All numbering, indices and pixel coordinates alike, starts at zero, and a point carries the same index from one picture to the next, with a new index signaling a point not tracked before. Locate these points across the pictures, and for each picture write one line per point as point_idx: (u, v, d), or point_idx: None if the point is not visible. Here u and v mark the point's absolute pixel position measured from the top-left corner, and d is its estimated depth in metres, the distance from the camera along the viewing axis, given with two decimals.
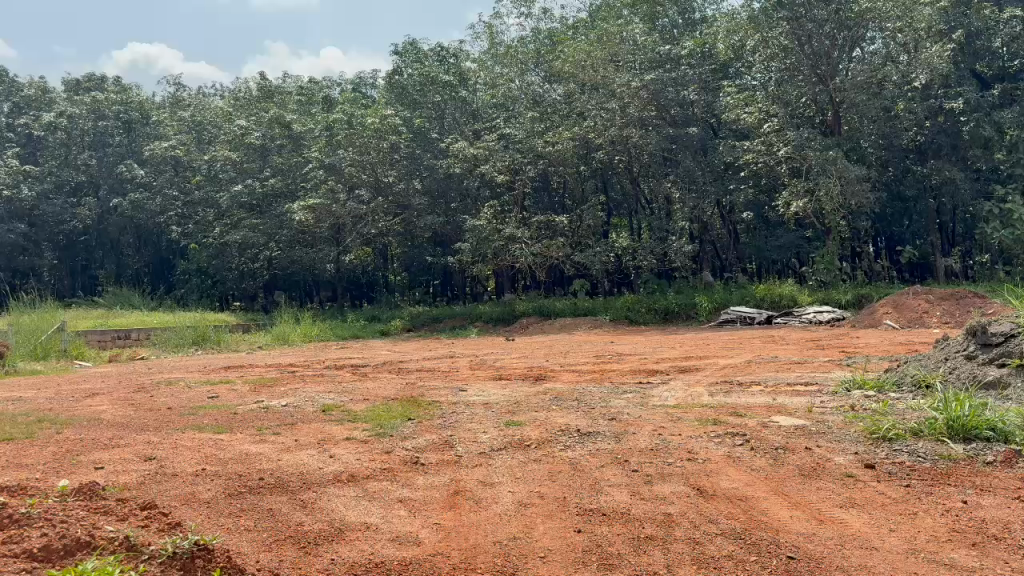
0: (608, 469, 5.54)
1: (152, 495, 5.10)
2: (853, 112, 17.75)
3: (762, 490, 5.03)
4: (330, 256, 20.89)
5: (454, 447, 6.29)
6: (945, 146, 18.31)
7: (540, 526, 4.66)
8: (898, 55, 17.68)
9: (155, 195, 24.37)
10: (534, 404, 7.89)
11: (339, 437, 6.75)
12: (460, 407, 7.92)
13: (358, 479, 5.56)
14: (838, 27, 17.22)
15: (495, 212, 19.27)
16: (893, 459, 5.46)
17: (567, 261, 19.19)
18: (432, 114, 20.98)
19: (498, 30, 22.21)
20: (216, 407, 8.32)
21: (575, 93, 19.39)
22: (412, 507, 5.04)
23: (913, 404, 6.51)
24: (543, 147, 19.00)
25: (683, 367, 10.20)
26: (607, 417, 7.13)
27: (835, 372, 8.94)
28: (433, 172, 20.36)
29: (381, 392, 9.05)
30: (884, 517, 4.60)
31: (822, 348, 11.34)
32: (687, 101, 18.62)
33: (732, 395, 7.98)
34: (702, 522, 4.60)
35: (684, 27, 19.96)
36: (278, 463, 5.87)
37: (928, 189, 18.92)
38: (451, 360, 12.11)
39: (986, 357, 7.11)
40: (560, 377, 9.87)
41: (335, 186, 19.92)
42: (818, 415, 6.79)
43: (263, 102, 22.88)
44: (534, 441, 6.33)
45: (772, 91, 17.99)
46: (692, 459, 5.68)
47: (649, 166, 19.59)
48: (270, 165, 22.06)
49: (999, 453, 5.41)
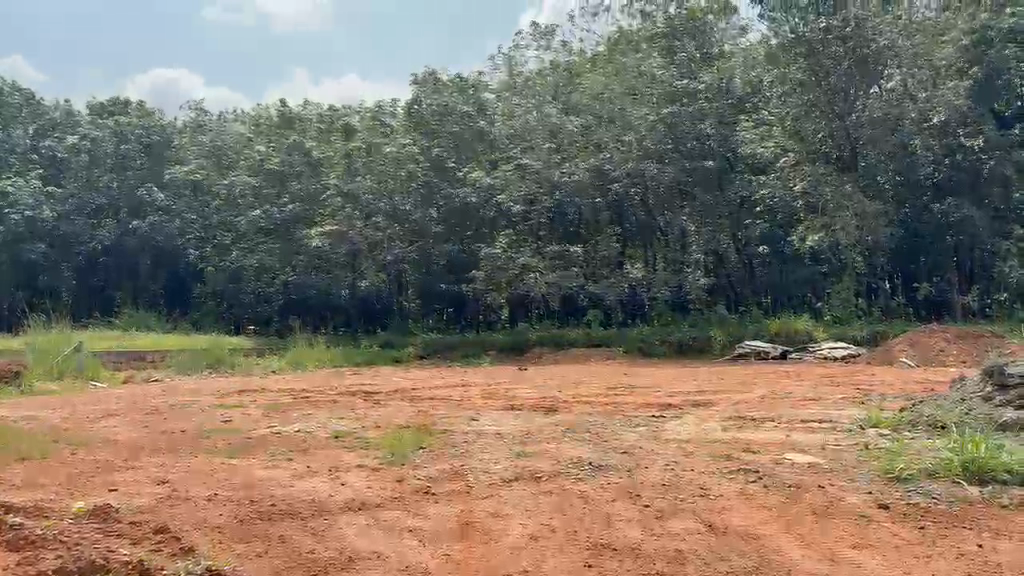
0: (619, 503, 5.53)
1: (166, 520, 5.11)
2: (871, 149, 18.02)
3: (772, 528, 5.00)
4: (346, 282, 21.40)
5: (465, 477, 6.29)
6: (963, 183, 18.20)
7: (551, 560, 4.66)
8: (916, 92, 17.93)
9: (176, 218, 24.62)
10: (547, 436, 7.87)
11: (351, 464, 6.76)
12: (472, 437, 7.90)
13: (370, 507, 5.57)
14: (856, 64, 17.58)
15: (513, 239, 19.88)
16: (908, 499, 5.43)
17: (582, 292, 19.35)
18: (450, 144, 20.16)
19: (517, 61, 22.38)
20: (228, 431, 8.33)
21: (592, 125, 19.69)
22: (422, 537, 5.03)
23: (929, 445, 6.48)
24: (560, 178, 19.19)
25: (697, 402, 10.12)
26: (619, 451, 7.11)
27: (851, 410, 8.87)
28: (449, 202, 19.69)
29: (393, 420, 9.01)
30: (897, 559, 4.56)
31: (837, 385, 11.26)
32: (704, 135, 18.45)
33: (745, 431, 7.96)
34: (713, 560, 4.60)
35: (704, 63, 19.58)
36: (291, 489, 5.89)
37: (945, 226, 18.19)
38: (464, 389, 12.06)
39: (1004, 398, 7.10)
40: (573, 409, 9.82)
41: (353, 213, 20.30)
42: (833, 453, 6.76)
43: (284, 129, 23.38)
44: (547, 473, 6.32)
45: (789, 128, 18.29)
46: (704, 494, 5.65)
47: (665, 199, 19.27)
48: (290, 192, 22.12)
49: (1015, 497, 5.36)
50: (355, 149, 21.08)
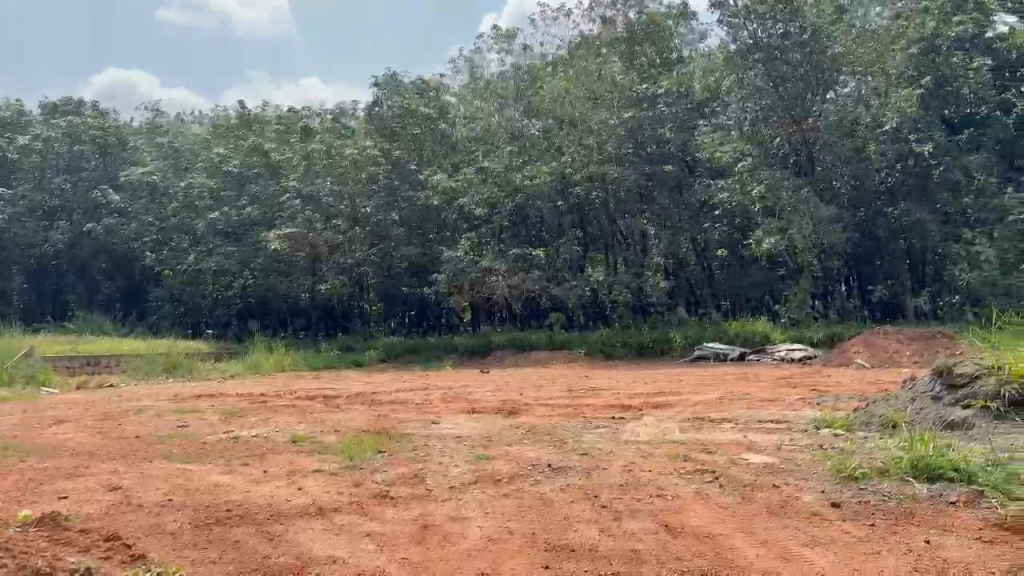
0: (577, 505, 5.55)
1: (117, 527, 5.03)
2: (827, 153, 18.44)
3: (727, 527, 5.06)
4: (307, 285, 20.97)
5: (424, 480, 6.26)
6: (914, 188, 18.57)
7: (507, 563, 4.66)
8: (870, 97, 18.67)
9: (131, 220, 24.04)
10: (508, 438, 7.87)
11: (309, 469, 6.70)
12: (431, 440, 7.85)
13: (327, 511, 5.53)
14: (812, 70, 17.96)
15: (473, 244, 19.30)
16: (860, 497, 5.52)
17: (543, 294, 19.24)
18: (410, 147, 20.13)
19: (479, 65, 22.52)
20: (183, 436, 8.20)
21: (553, 129, 19.76)
22: (379, 541, 5.01)
23: (881, 444, 6.60)
24: (521, 181, 18.99)
25: (656, 403, 10.20)
26: (578, 453, 7.15)
27: (806, 411, 9.00)
28: (411, 205, 19.70)
29: (352, 424, 8.93)
30: (847, 557, 4.63)
31: (794, 386, 11.41)
32: (663, 139, 18.62)
33: (703, 432, 8.05)
34: (669, 559, 4.64)
35: (664, 67, 19.79)
36: (247, 494, 5.83)
37: (898, 231, 18.88)
38: (425, 392, 12.04)
39: (952, 397, 7.21)
40: (534, 411, 9.83)
41: (312, 217, 20.05)
42: (788, 453, 6.86)
43: (242, 131, 23.13)
44: (506, 475, 6.33)
45: (747, 131, 18.42)
46: (661, 495, 5.71)
47: (624, 203, 19.44)
48: (248, 194, 21.90)
49: (961, 494, 5.40)
50: (313, 151, 21.02)
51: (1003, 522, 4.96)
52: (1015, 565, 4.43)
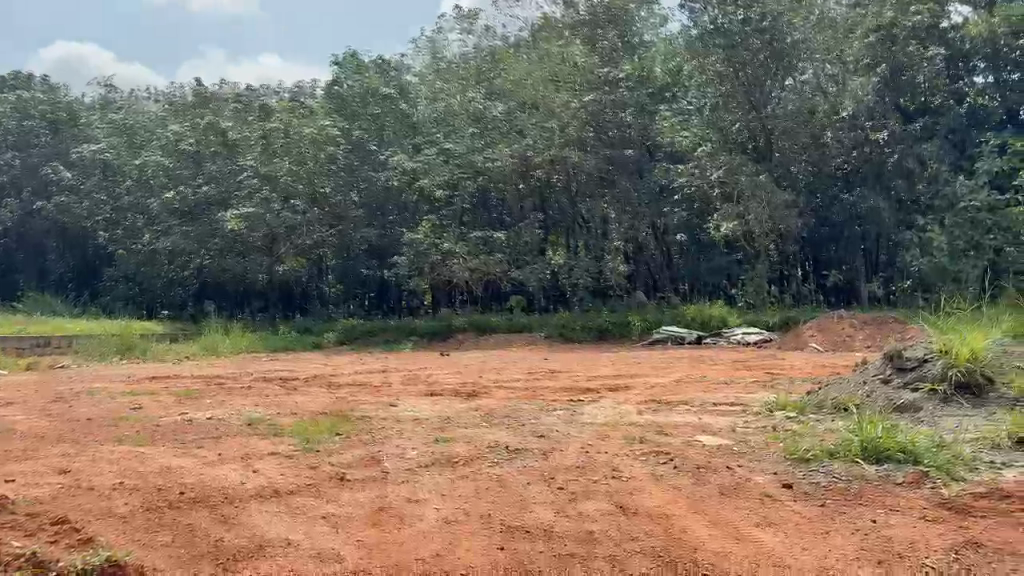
0: (535, 486, 5.59)
1: (66, 510, 4.96)
2: (785, 140, 18.44)
3: (681, 508, 5.13)
4: (264, 266, 20.55)
5: (381, 463, 6.26)
6: (869, 176, 18.84)
7: (463, 544, 4.69)
8: (828, 85, 18.49)
9: (84, 198, 23.59)
10: (466, 421, 7.87)
11: (264, 451, 6.65)
12: (389, 422, 7.83)
13: (282, 494, 5.50)
14: (772, 57, 18.05)
15: (433, 227, 19.11)
16: (811, 478, 5.63)
17: (504, 277, 19.23)
18: (370, 127, 20.06)
19: (440, 44, 22.27)
20: (137, 418, 8.09)
21: (515, 111, 19.62)
22: (334, 523, 4.99)
23: (832, 427, 6.71)
24: (482, 163, 19.08)
25: (614, 386, 10.29)
26: (535, 435, 7.18)
27: (760, 393, 9.15)
28: (371, 184, 19.80)
29: (309, 406, 8.88)
30: (797, 537, 4.71)
31: (749, 369, 11.59)
32: (625, 124, 18.74)
33: (659, 414, 8.13)
34: (624, 539, 4.70)
35: (625, 51, 19.56)
36: (200, 477, 5.76)
37: (854, 216, 19.09)
38: (384, 375, 12.01)
39: (901, 380, 7.40)
40: (493, 394, 9.85)
41: (270, 196, 19.62)
42: (741, 435, 6.96)
43: (199, 108, 22.66)
44: (464, 457, 6.33)
45: (708, 117, 18.70)
46: (617, 476, 5.77)
47: (586, 188, 19.50)
48: (204, 173, 21.38)
49: (909, 475, 5.54)
50: (272, 130, 20.13)
51: (947, 502, 5.10)
52: (957, 543, 4.56)
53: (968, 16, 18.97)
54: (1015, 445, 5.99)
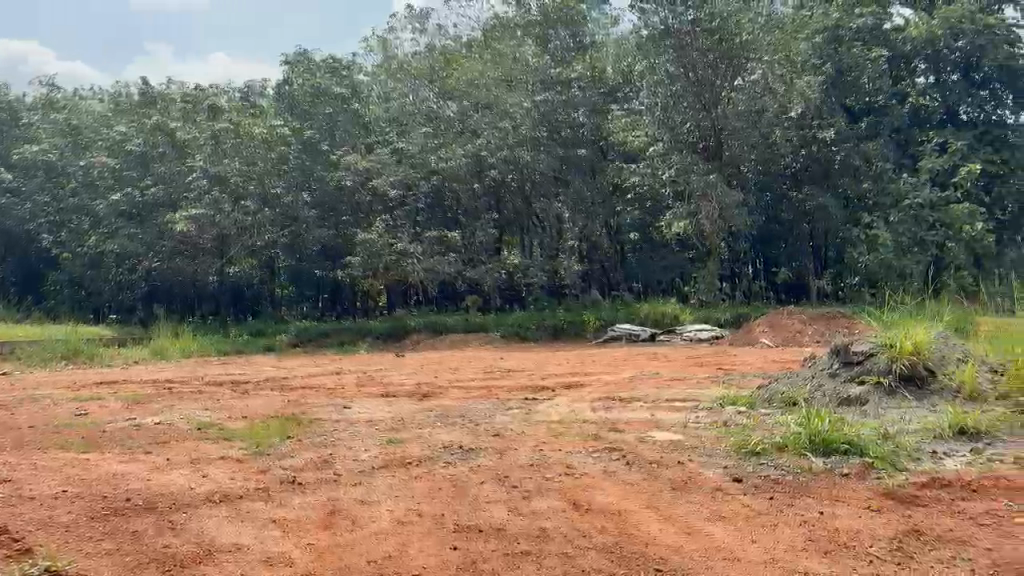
0: (488, 486, 5.58)
1: (4, 520, 4.82)
2: (734, 140, 18.50)
3: (633, 504, 5.17)
4: (213, 268, 19.98)
5: (333, 466, 6.19)
6: (817, 173, 19.15)
7: (415, 544, 4.67)
8: (775, 85, 18.40)
9: (26, 201, 22.98)
10: (419, 421, 7.85)
11: (213, 456, 6.55)
12: (342, 425, 7.77)
13: (232, 499, 5.42)
14: (721, 57, 18.17)
15: (387, 227, 18.81)
16: (760, 472, 5.71)
17: (459, 277, 19.19)
18: (323, 126, 20.02)
19: (392, 45, 22.25)
20: (82, 424, 7.91)
21: (469, 111, 19.37)
22: (285, 528, 4.94)
23: (781, 421, 6.80)
24: (436, 163, 18.89)
25: (568, 384, 10.34)
26: (489, 434, 7.18)
27: (711, 389, 9.29)
28: (323, 185, 19.61)
29: (260, 410, 8.77)
30: (747, 529, 4.79)
31: (701, 365, 11.75)
32: (577, 123, 18.94)
33: (613, 411, 8.20)
34: (576, 536, 4.72)
35: (577, 52, 20.11)
36: (147, 483, 5.65)
37: (803, 215, 19.61)
38: (337, 377, 11.92)
39: (848, 374, 7.55)
40: (448, 394, 9.84)
41: (220, 197, 19.01)
42: (692, 430, 7.04)
43: (145, 108, 22.24)
44: (416, 458, 6.30)
45: (658, 117, 18.82)
46: (569, 473, 5.80)
47: (540, 187, 19.58)
48: (153, 174, 20.98)
49: (854, 467, 5.65)
50: (221, 130, 19.72)
51: (890, 493, 5.22)
52: (899, 532, 4.66)
53: (909, 18, 19.49)
54: (955, 436, 6.16)
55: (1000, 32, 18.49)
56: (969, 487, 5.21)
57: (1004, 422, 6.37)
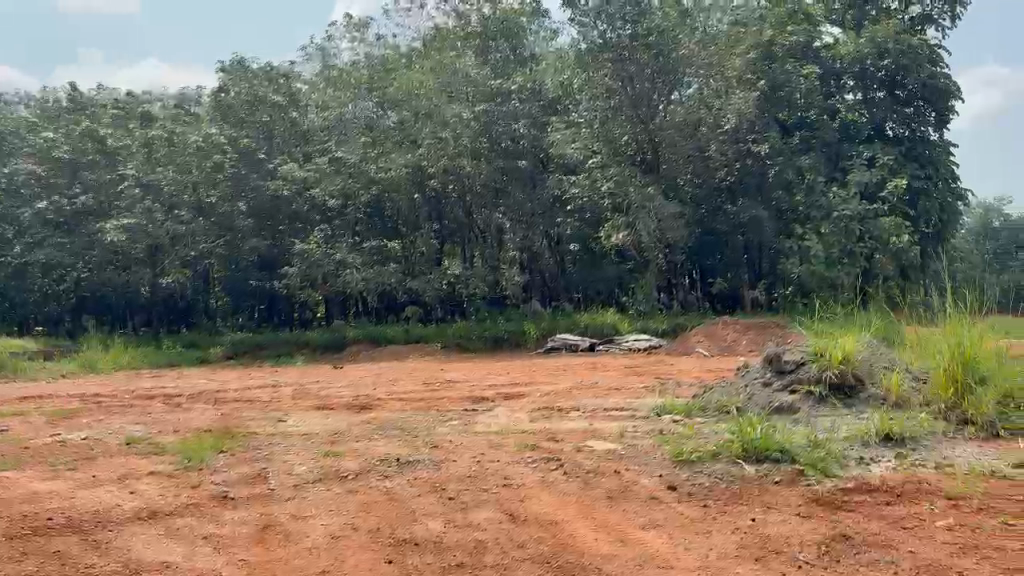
0: (425, 498, 5.53)
1: None
2: (671, 152, 18.99)
3: (569, 514, 5.19)
4: (145, 279, 19.85)
5: (267, 480, 6.08)
6: (752, 186, 19.85)
7: (350, 559, 4.62)
8: (711, 99, 18.81)
9: None
10: (357, 434, 7.76)
11: (143, 471, 6.37)
12: (277, 438, 7.63)
13: (160, 515, 5.28)
14: (657, 72, 18.53)
15: (326, 237, 19.05)
16: (694, 480, 5.79)
17: (399, 287, 19.04)
18: (259, 134, 19.70)
19: (331, 54, 22.19)
20: (4, 441, 7.62)
21: (409, 121, 19.35)
22: (216, 544, 4.84)
23: (716, 430, 6.90)
24: (375, 173, 18.79)
25: (509, 394, 10.35)
26: (428, 446, 7.14)
27: (649, 398, 9.40)
28: (258, 194, 19.00)
29: (194, 423, 8.58)
30: (680, 537, 4.84)
31: (639, 375, 11.90)
32: (517, 135, 18.72)
33: (552, 421, 8.23)
34: (512, 548, 4.71)
35: (517, 64, 20.24)
36: (71, 501, 5.47)
37: (736, 226, 20.01)
38: (274, 389, 11.71)
39: (781, 383, 7.70)
40: (387, 405, 9.75)
41: (153, 206, 19.11)
42: (630, 439, 7.11)
43: (74, 115, 21.65)
44: (353, 471, 6.23)
45: (597, 130, 19.09)
46: (507, 484, 5.79)
47: (481, 198, 19.49)
48: (81, 181, 20.23)
49: (785, 474, 5.77)
50: (154, 137, 19.83)
51: (819, 498, 5.34)
52: (828, 537, 4.77)
53: (838, 36, 20.20)
54: (882, 442, 6.34)
55: (922, 51, 19.20)
56: (893, 491, 5.36)
57: (927, 427, 6.59)
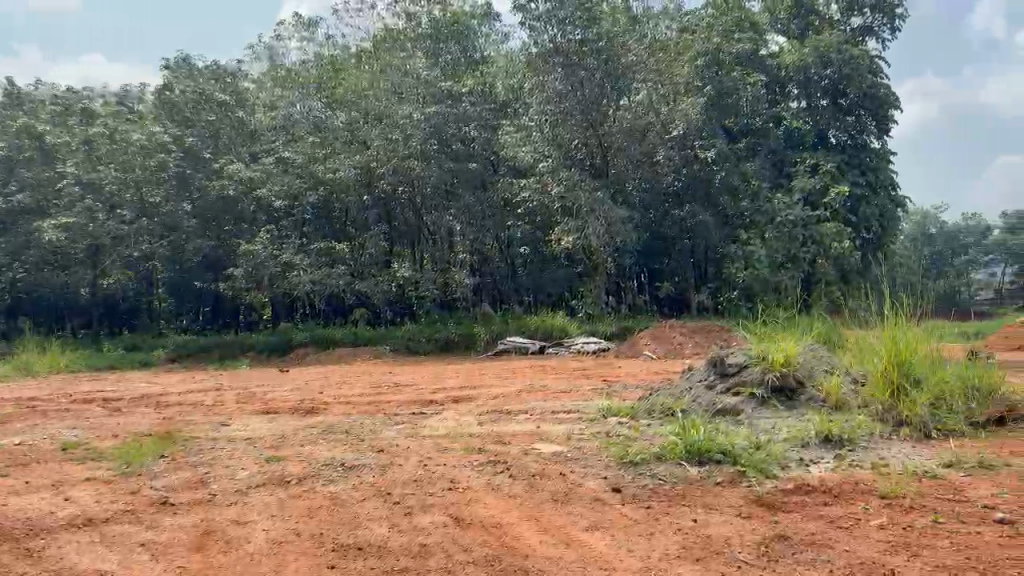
0: (369, 503, 5.50)
1: None
2: (620, 157, 19.19)
3: (515, 517, 5.20)
4: (87, 279, 19.41)
5: (208, 485, 5.97)
6: (699, 191, 20.11)
7: (292, 565, 4.57)
8: (660, 105, 18.80)
9: None
10: (301, 438, 7.66)
11: (78, 477, 6.20)
12: (220, 443, 7.49)
13: (96, 522, 5.17)
14: (606, 76, 18.58)
15: (272, 238, 18.71)
16: (638, 482, 5.86)
17: (347, 289, 18.85)
18: (205, 133, 19.45)
19: (278, 53, 21.91)
20: None
21: (357, 121, 19.03)
22: (154, 551, 4.74)
23: (660, 431, 6.97)
24: (324, 173, 18.52)
25: (456, 398, 10.32)
26: (373, 450, 7.09)
27: (595, 401, 9.46)
28: (204, 194, 19.15)
29: (133, 428, 8.38)
30: (624, 539, 4.89)
31: (587, 377, 11.96)
32: (469, 138, 18.78)
33: (498, 424, 8.24)
34: (456, 551, 4.71)
35: (467, 66, 20.27)
36: (2, 509, 5.31)
37: (684, 231, 20.31)
38: (217, 393, 11.50)
39: (723, 385, 7.82)
40: (333, 409, 9.65)
41: (94, 205, 18.47)
42: (576, 441, 7.16)
43: (9, 110, 20.91)
44: (296, 476, 6.16)
45: (548, 135, 18.70)
46: (453, 488, 5.78)
47: (431, 199, 19.43)
48: (17, 179, 19.29)
49: (727, 475, 5.86)
50: (96, 135, 19.26)
51: (760, 499, 5.44)
52: (767, 537, 4.86)
53: (783, 45, 20.60)
54: (821, 443, 6.48)
55: (863, 62, 19.67)
56: (830, 492, 5.48)
57: (864, 429, 6.76)
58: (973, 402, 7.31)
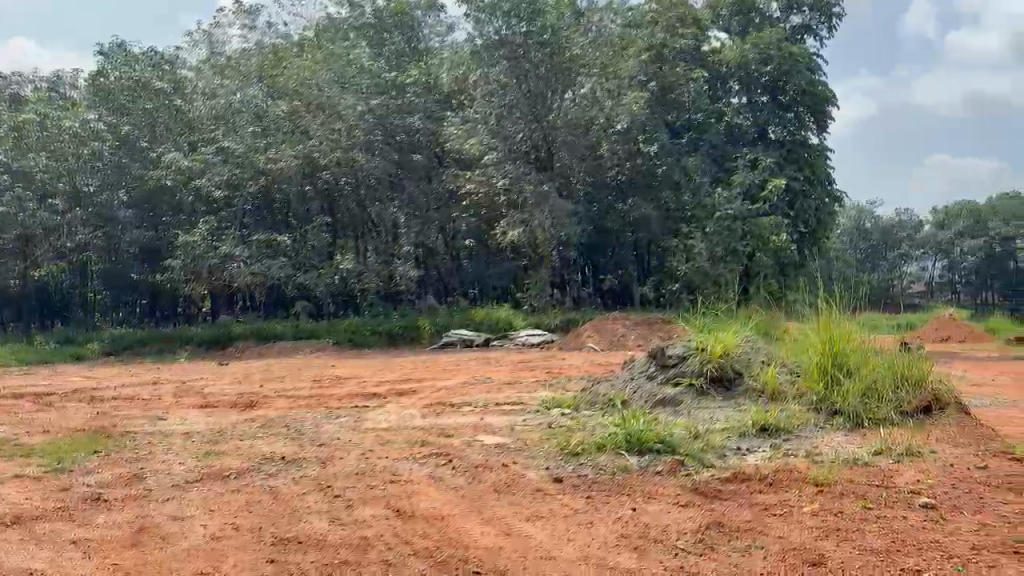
0: (310, 496, 5.45)
1: None
2: (565, 150, 19.27)
3: (458, 508, 5.22)
4: (15, 271, 19.08)
5: (143, 480, 5.86)
6: (641, 184, 20.33)
7: (230, 559, 4.50)
8: (604, 99, 19.00)
9: None
10: (240, 433, 7.54)
11: (6, 475, 6.03)
12: (156, 438, 7.34)
13: (25, 521, 5.05)
14: (552, 70, 18.58)
15: (212, 228, 18.32)
16: (578, 472, 5.91)
17: (289, 282, 18.58)
18: (142, 121, 18.91)
19: (218, 40, 21.46)
20: None
21: (299, 110, 18.40)
22: (87, 549, 4.64)
23: (602, 422, 7.06)
24: (264, 164, 18.20)
25: (400, 391, 10.25)
26: (314, 443, 7.02)
27: (539, 392, 9.50)
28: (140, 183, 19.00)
29: (66, 423, 8.16)
30: (563, 528, 4.93)
31: (532, 370, 11.99)
32: (413, 129, 18.70)
33: (442, 416, 8.22)
34: (397, 544, 4.70)
35: (411, 57, 20.17)
36: None
37: (626, 224, 20.55)
38: (154, 387, 11.27)
39: (663, 375, 7.95)
40: (274, 403, 9.51)
41: (23, 195, 17.91)
42: (519, 432, 7.20)
43: None
44: (234, 470, 6.06)
45: (493, 127, 18.59)
46: (395, 481, 5.76)
47: (377, 191, 19.20)
48: None
49: (667, 464, 5.96)
50: (25, 121, 18.26)
51: (697, 488, 5.54)
52: (703, 524, 4.96)
53: (724, 41, 20.87)
54: (757, 433, 6.66)
55: (802, 61, 20.07)
56: (765, 480, 5.62)
57: (799, 419, 6.94)
58: (905, 391, 7.20)
